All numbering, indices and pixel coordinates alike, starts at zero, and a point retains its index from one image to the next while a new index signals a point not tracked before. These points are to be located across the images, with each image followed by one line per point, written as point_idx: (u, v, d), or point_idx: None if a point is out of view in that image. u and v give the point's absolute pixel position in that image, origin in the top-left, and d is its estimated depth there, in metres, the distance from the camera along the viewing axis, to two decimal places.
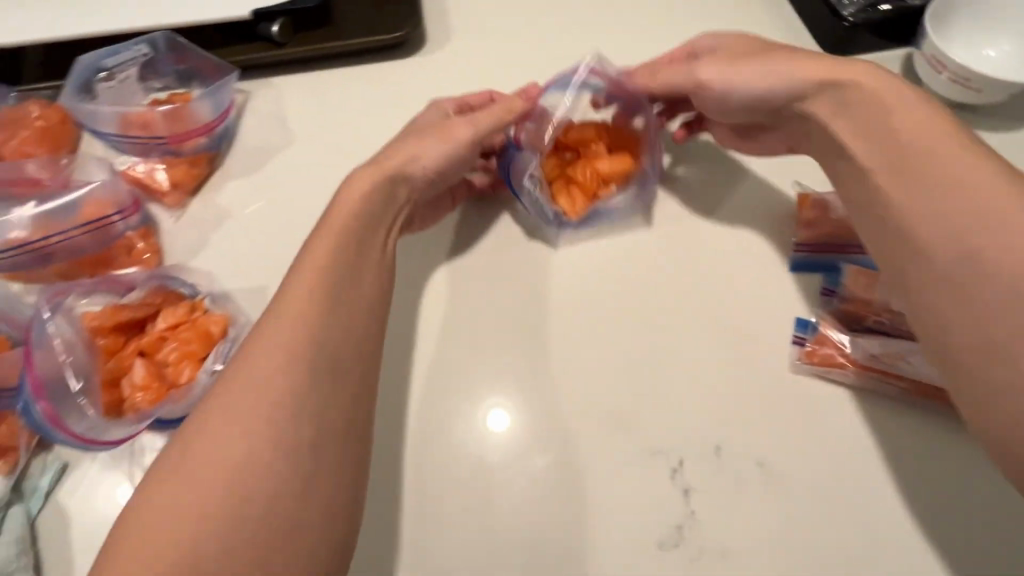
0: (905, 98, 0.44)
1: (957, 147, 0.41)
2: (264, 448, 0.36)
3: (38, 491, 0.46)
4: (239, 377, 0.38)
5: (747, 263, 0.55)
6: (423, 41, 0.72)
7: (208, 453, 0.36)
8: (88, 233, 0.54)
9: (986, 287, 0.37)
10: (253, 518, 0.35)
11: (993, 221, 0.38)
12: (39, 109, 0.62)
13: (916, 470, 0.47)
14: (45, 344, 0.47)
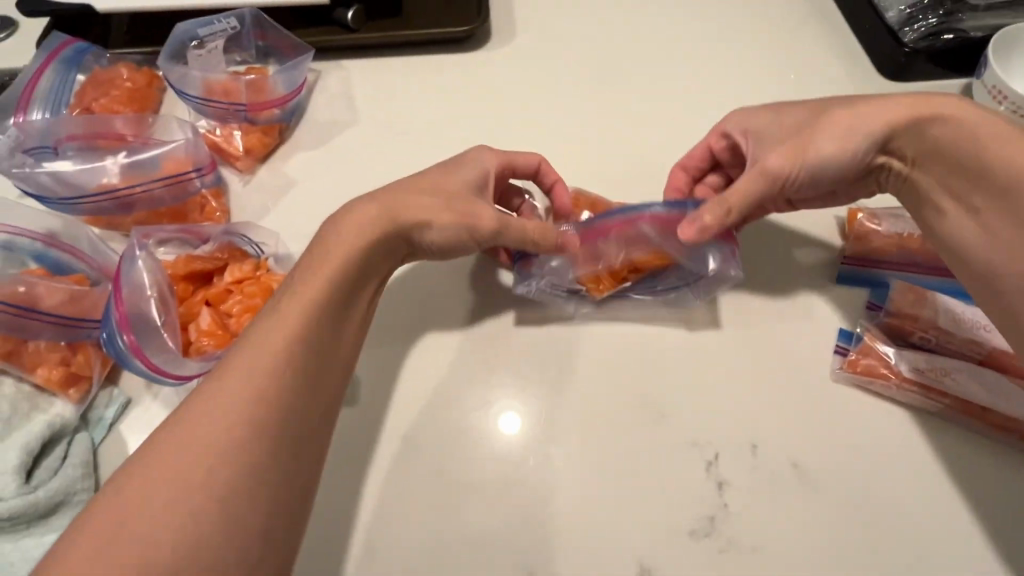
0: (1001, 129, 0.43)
1: None
2: (257, 440, 0.36)
3: (103, 421, 0.48)
4: (249, 363, 0.38)
5: (795, 285, 0.56)
6: (487, 38, 0.74)
7: (195, 438, 0.35)
8: (168, 186, 0.56)
9: None
10: (231, 514, 0.34)
11: None
12: (128, 72, 0.66)
13: (959, 489, 0.46)
14: (130, 278, 0.47)
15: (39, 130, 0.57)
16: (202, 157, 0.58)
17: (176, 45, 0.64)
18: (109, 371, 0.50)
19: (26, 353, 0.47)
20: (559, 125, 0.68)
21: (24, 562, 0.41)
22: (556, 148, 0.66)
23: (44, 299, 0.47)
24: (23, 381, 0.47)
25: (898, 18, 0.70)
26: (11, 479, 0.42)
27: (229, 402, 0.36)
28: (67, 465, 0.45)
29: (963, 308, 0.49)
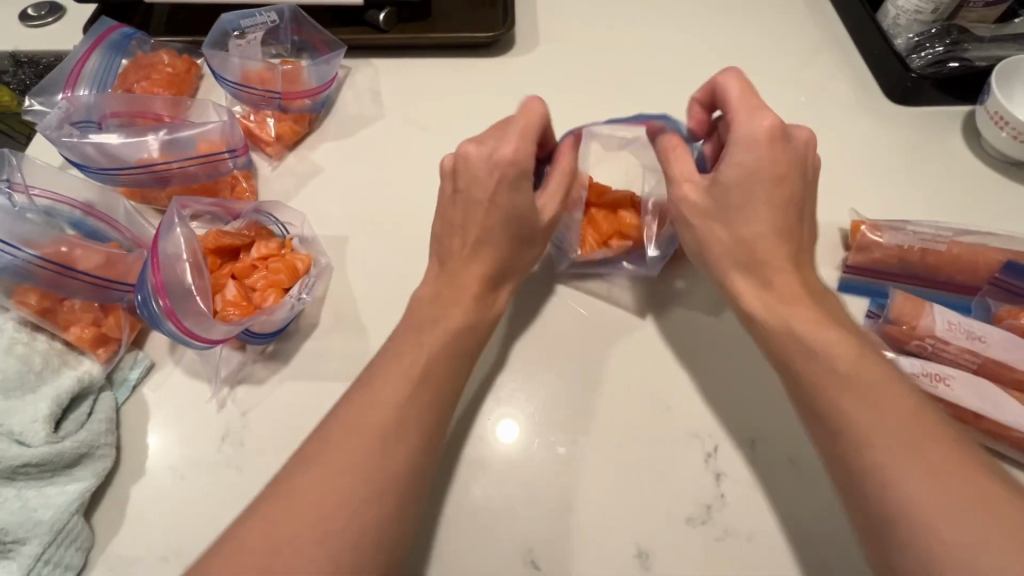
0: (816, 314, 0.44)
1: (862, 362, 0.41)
2: (394, 471, 0.39)
3: (127, 381, 0.51)
4: (375, 396, 0.42)
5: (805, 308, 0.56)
6: (511, 46, 0.78)
7: (339, 455, 0.39)
8: (201, 165, 0.59)
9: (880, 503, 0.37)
10: (363, 537, 0.37)
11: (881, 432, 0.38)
12: (169, 58, 0.69)
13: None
14: (166, 246, 0.49)
15: (85, 106, 0.60)
16: (236, 140, 0.60)
17: (219, 34, 0.68)
18: (136, 334, 0.52)
19: (61, 312, 0.49)
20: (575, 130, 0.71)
21: (47, 508, 0.43)
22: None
23: (81, 262, 0.49)
24: (55, 338, 0.49)
25: (906, 46, 0.73)
26: (41, 427, 0.44)
27: (363, 441, 0.39)
28: (93, 419, 0.47)
29: (957, 319, 0.51)
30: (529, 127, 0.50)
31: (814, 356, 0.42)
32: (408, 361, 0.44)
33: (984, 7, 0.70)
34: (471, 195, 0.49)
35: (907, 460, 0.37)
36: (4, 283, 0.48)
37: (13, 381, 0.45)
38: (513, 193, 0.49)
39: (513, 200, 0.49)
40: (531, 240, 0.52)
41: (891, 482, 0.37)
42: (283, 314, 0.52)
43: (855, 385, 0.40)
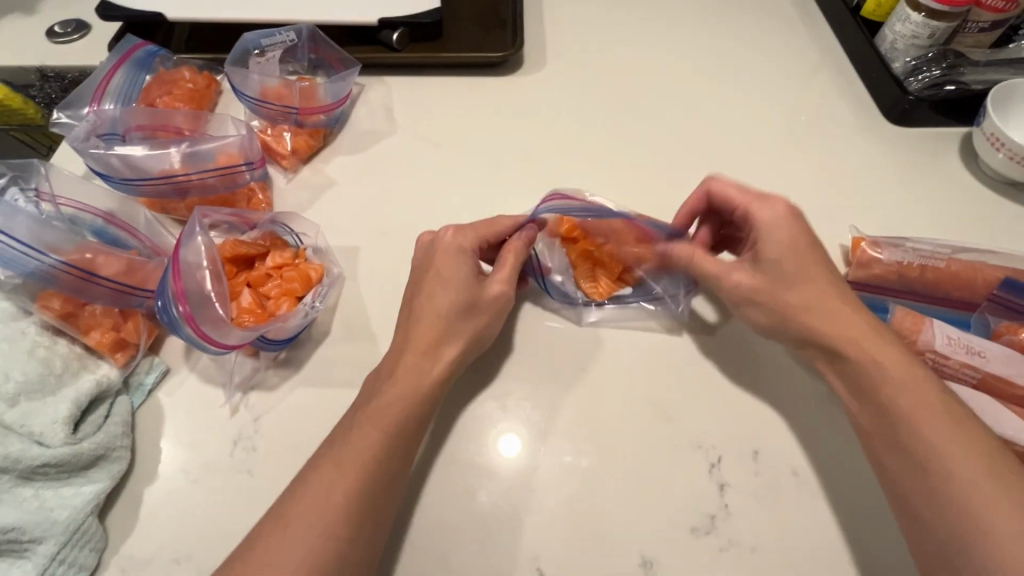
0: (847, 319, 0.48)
1: (891, 361, 0.45)
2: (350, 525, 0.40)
3: (143, 386, 0.52)
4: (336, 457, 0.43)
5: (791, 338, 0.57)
6: (519, 65, 0.80)
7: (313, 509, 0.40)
8: (218, 177, 0.61)
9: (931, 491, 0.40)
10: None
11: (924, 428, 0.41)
12: (190, 74, 0.71)
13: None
14: (186, 254, 0.51)
15: (111, 119, 0.62)
16: (254, 154, 0.62)
17: (240, 52, 0.71)
18: (153, 340, 0.53)
19: (83, 316, 0.50)
20: (581, 147, 0.73)
21: (63, 509, 0.44)
22: (578, 167, 0.71)
23: (101, 268, 0.51)
24: (75, 342, 0.50)
25: (903, 69, 0.75)
26: (61, 429, 0.45)
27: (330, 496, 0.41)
28: (110, 422, 0.48)
29: (956, 334, 0.52)
30: (478, 227, 0.55)
31: (897, 390, 0.43)
32: (376, 416, 0.45)
33: (980, 32, 0.72)
34: (438, 275, 0.51)
35: (951, 453, 0.40)
36: (30, 288, 0.50)
37: (34, 384, 0.46)
38: (458, 266, 0.52)
39: (455, 272, 0.51)
40: (473, 312, 0.51)
41: (971, 517, 0.38)
42: (297, 322, 0.53)
43: (917, 426, 0.42)
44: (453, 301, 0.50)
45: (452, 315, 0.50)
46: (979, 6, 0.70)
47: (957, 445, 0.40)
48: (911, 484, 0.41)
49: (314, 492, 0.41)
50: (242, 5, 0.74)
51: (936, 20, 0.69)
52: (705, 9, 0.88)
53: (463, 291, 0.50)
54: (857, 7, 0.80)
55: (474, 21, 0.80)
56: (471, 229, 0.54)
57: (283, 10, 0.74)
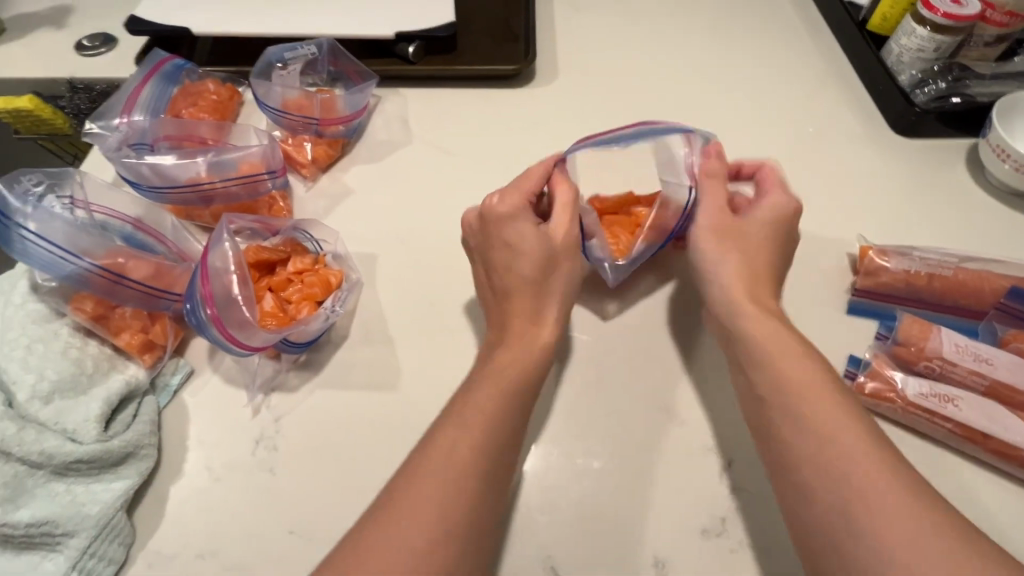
0: (765, 317, 0.49)
1: (796, 354, 0.46)
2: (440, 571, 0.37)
3: (168, 386, 0.53)
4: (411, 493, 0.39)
5: None
6: (531, 77, 0.82)
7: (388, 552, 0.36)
8: (242, 185, 0.63)
9: (827, 473, 0.40)
10: None
11: (815, 412, 0.42)
12: (214, 86, 0.74)
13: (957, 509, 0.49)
14: (214, 259, 0.52)
15: (141, 130, 0.65)
16: (276, 162, 0.64)
17: (264, 65, 0.74)
18: (178, 342, 0.55)
19: (113, 319, 0.52)
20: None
21: (94, 504, 0.45)
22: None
23: (131, 272, 0.52)
24: (105, 343, 0.52)
25: (909, 82, 0.76)
26: (93, 427, 0.47)
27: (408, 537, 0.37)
28: (139, 421, 0.50)
29: (964, 341, 0.53)
30: (528, 184, 0.55)
31: (786, 389, 0.44)
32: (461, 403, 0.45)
33: (985, 46, 0.74)
34: (509, 234, 0.52)
35: (848, 438, 0.40)
36: (64, 291, 0.52)
37: (67, 383, 0.48)
38: (526, 224, 0.52)
39: (526, 229, 0.52)
40: (552, 260, 0.52)
41: (857, 499, 0.38)
42: (318, 325, 0.55)
43: (806, 424, 0.42)
44: (528, 257, 0.51)
45: (540, 275, 0.51)
46: (984, 20, 0.72)
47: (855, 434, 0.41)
48: (808, 465, 0.41)
49: (424, 475, 0.40)
50: (264, 20, 0.77)
51: (941, 34, 0.71)
52: (714, 23, 0.89)
53: (530, 245, 0.52)
54: (863, 21, 0.82)
55: (488, 34, 0.82)
56: (526, 188, 0.55)
57: (303, 25, 0.77)
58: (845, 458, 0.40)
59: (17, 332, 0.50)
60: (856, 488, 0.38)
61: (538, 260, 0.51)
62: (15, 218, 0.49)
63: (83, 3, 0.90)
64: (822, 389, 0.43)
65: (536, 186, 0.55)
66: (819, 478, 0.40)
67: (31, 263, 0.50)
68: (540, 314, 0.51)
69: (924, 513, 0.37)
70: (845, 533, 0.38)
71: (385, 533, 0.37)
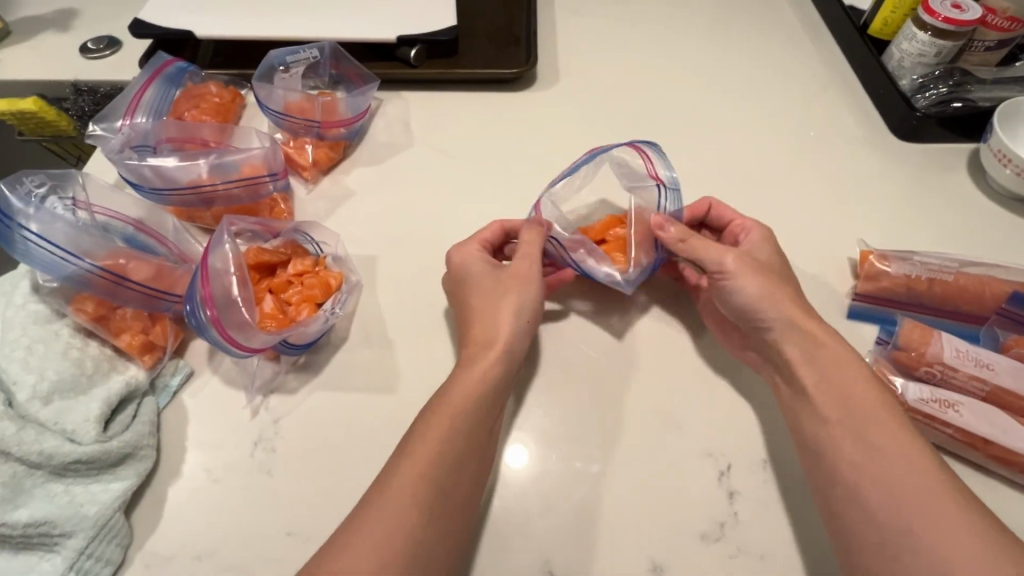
0: (823, 333, 0.49)
1: (857, 374, 0.46)
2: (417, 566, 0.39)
3: (168, 388, 0.53)
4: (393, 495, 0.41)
5: None
6: (532, 81, 0.83)
7: (373, 548, 0.38)
8: (243, 187, 0.63)
9: (889, 497, 0.41)
10: None
11: (878, 434, 0.43)
12: (217, 89, 0.74)
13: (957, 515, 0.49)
14: (214, 260, 0.53)
15: (144, 132, 0.65)
16: (277, 165, 0.65)
17: (266, 68, 0.74)
18: (178, 343, 0.56)
19: (114, 319, 0.52)
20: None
21: (92, 505, 0.45)
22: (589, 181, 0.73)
23: (132, 273, 0.53)
24: (105, 344, 0.52)
25: (910, 86, 0.76)
26: (92, 427, 0.47)
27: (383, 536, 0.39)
28: (138, 422, 0.50)
29: (965, 346, 0.53)
30: (480, 237, 0.58)
31: (833, 404, 0.46)
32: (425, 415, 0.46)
33: (986, 51, 0.74)
34: (465, 280, 0.55)
35: (907, 461, 0.41)
36: (65, 292, 0.52)
37: (67, 383, 0.49)
38: (474, 268, 0.55)
39: (476, 272, 0.55)
40: (504, 293, 0.53)
41: (913, 522, 0.39)
42: (317, 327, 0.55)
43: (855, 436, 0.44)
44: (477, 299, 0.54)
45: (487, 304, 0.53)
46: (985, 25, 0.72)
47: (914, 457, 0.42)
48: (868, 487, 0.42)
49: (388, 488, 0.41)
50: (266, 23, 0.78)
51: (943, 39, 0.71)
52: (715, 27, 0.90)
53: (481, 285, 0.54)
54: (864, 26, 0.82)
55: (490, 38, 0.83)
56: (478, 240, 0.58)
57: (305, 28, 0.77)
58: (904, 482, 0.41)
59: (18, 333, 0.50)
60: (913, 513, 0.39)
61: (487, 298, 0.53)
62: (17, 219, 0.49)
63: (88, 6, 0.91)
64: (878, 412, 0.44)
65: (484, 238, 0.58)
66: (876, 501, 0.41)
67: (33, 264, 0.50)
68: (491, 338, 0.50)
69: (966, 522, 0.38)
70: (902, 556, 0.39)
71: (364, 528, 0.39)
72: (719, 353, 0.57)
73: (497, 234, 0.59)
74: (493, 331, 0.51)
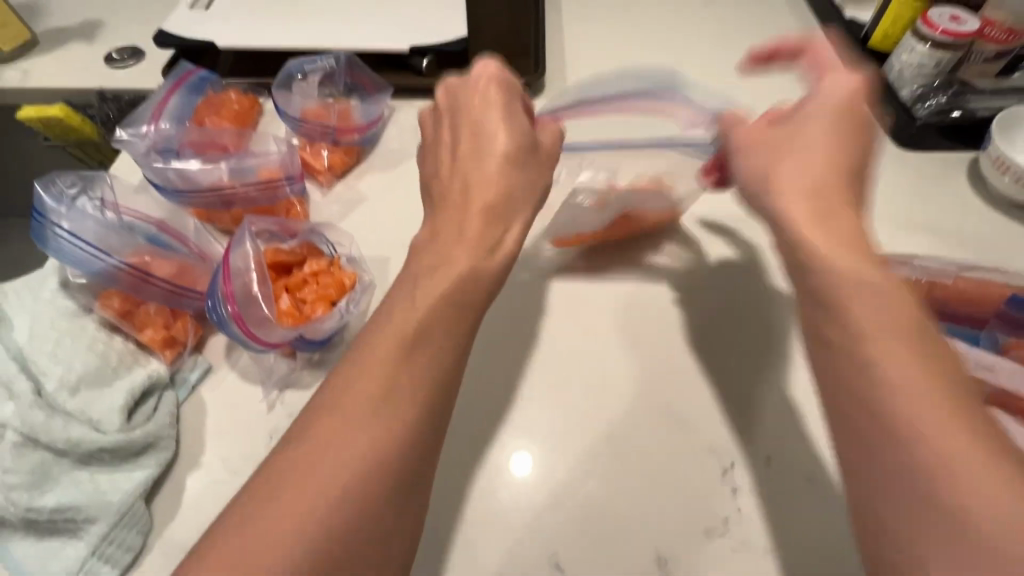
0: (834, 215, 0.42)
1: (858, 260, 0.40)
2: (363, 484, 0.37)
3: (187, 381, 0.55)
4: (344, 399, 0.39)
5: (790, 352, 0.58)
6: (540, 90, 0.85)
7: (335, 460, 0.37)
8: (261, 191, 0.65)
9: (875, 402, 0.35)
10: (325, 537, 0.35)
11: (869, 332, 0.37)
12: (236, 96, 0.77)
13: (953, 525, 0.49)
14: (235, 259, 0.55)
15: (168, 137, 0.68)
16: (294, 168, 0.67)
17: (285, 76, 0.77)
18: (198, 339, 0.57)
19: (138, 315, 0.55)
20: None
21: (116, 492, 0.47)
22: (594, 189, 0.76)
23: (155, 270, 0.55)
24: (129, 339, 0.54)
25: (911, 96, 0.78)
26: (117, 417, 0.49)
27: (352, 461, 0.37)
28: (159, 413, 0.52)
29: (963, 347, 0.54)
30: (508, 88, 0.52)
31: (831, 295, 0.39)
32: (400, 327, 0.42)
33: (985, 62, 0.77)
34: (492, 129, 0.50)
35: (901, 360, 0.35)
36: (92, 288, 0.54)
37: (93, 375, 0.51)
38: (507, 120, 0.50)
39: (509, 123, 0.50)
40: (535, 159, 0.51)
41: (898, 430, 0.34)
42: (331, 325, 0.56)
43: (857, 355, 0.37)
44: (507, 151, 0.49)
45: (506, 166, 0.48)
46: (983, 37, 0.74)
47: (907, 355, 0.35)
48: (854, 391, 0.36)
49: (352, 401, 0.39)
50: (284, 34, 0.81)
51: (942, 50, 0.73)
52: (720, 38, 0.92)
53: (516, 137, 0.50)
54: (865, 38, 0.84)
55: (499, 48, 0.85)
56: (503, 88, 0.51)
57: (321, 39, 0.80)
58: (894, 385, 0.35)
59: (46, 326, 0.52)
60: (898, 416, 0.34)
61: (516, 154, 0.49)
62: (50, 217, 0.53)
63: (113, 18, 0.94)
64: (876, 304, 0.38)
65: (514, 90, 0.52)
66: (860, 408, 0.36)
67: (63, 260, 0.53)
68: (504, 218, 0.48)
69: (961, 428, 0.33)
70: (890, 471, 0.34)
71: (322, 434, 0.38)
72: (726, 352, 0.58)
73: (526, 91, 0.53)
74: (519, 191, 0.49)
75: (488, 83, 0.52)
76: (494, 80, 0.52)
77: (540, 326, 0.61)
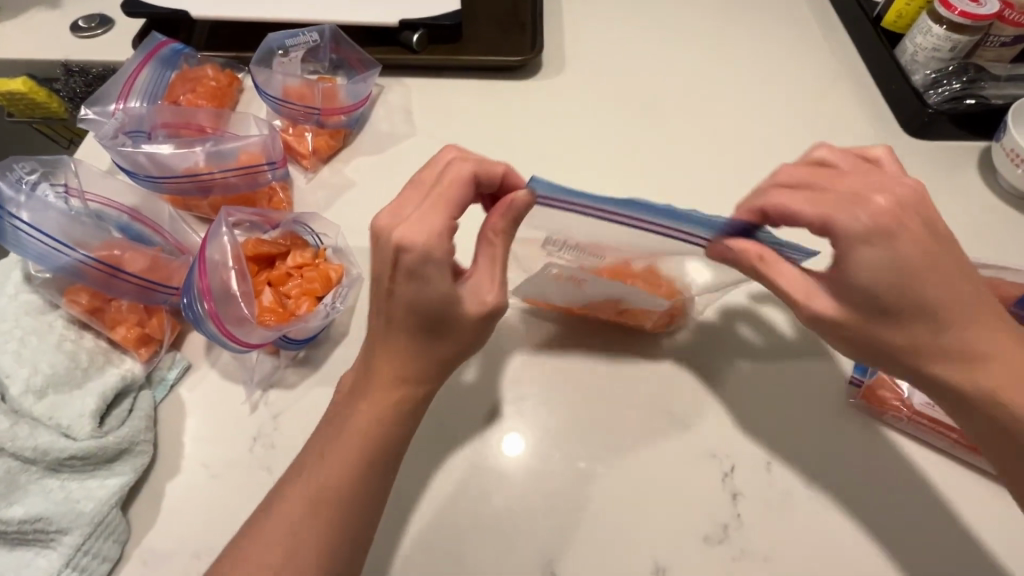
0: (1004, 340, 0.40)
1: None
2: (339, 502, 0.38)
3: (165, 381, 0.52)
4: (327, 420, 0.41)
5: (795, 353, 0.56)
6: (538, 69, 0.81)
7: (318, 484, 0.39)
8: (241, 176, 0.61)
9: None
10: None
11: None
12: (213, 72, 0.72)
13: (959, 535, 0.48)
14: (213, 252, 0.52)
15: (138, 116, 0.63)
16: (276, 153, 0.63)
17: (264, 52, 0.71)
18: (175, 335, 0.54)
19: (109, 311, 0.51)
20: (608, 178, 0.70)
21: (88, 501, 0.45)
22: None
23: (126, 264, 0.51)
24: (100, 337, 0.51)
25: (923, 81, 0.74)
26: (87, 422, 0.46)
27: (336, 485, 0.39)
28: (134, 417, 0.49)
29: None
30: (445, 198, 0.43)
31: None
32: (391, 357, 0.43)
33: (1002, 46, 0.73)
34: (410, 288, 0.41)
35: None
36: (58, 283, 0.51)
37: (60, 376, 0.48)
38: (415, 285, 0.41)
39: (421, 292, 0.41)
40: (448, 331, 0.44)
41: None
42: (317, 322, 0.53)
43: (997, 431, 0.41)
44: (410, 328, 0.43)
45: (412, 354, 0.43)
46: (1001, 20, 0.70)
47: None
48: None
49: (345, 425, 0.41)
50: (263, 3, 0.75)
51: (957, 33, 0.69)
52: (726, 16, 0.87)
53: (422, 307, 0.42)
54: (877, 18, 0.80)
55: (494, 23, 0.80)
56: (439, 247, 0.41)
57: (304, 10, 0.75)
58: None
59: (9, 324, 0.49)
60: None
61: (428, 322, 0.42)
62: (8, 208, 0.49)
63: None
64: None
65: (460, 194, 0.43)
66: None
67: (24, 254, 0.50)
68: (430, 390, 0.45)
69: None
70: None
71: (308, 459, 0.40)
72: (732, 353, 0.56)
73: (470, 177, 0.44)
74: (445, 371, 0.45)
75: (423, 186, 0.44)
76: (436, 174, 0.45)
77: (534, 323, 0.58)
